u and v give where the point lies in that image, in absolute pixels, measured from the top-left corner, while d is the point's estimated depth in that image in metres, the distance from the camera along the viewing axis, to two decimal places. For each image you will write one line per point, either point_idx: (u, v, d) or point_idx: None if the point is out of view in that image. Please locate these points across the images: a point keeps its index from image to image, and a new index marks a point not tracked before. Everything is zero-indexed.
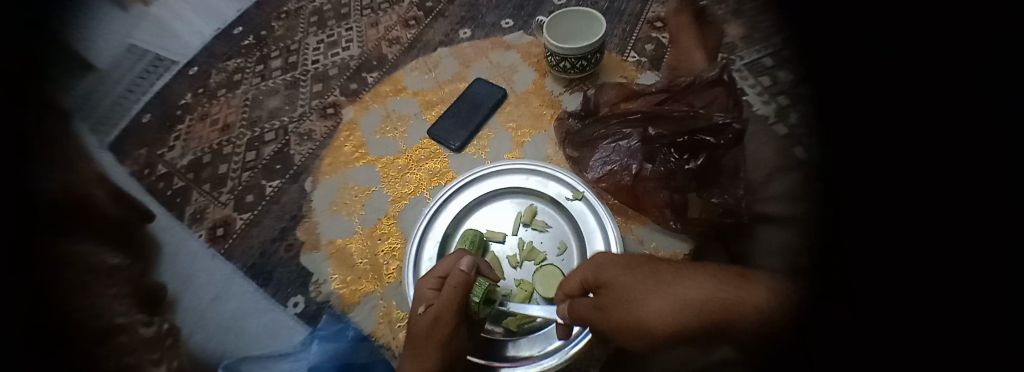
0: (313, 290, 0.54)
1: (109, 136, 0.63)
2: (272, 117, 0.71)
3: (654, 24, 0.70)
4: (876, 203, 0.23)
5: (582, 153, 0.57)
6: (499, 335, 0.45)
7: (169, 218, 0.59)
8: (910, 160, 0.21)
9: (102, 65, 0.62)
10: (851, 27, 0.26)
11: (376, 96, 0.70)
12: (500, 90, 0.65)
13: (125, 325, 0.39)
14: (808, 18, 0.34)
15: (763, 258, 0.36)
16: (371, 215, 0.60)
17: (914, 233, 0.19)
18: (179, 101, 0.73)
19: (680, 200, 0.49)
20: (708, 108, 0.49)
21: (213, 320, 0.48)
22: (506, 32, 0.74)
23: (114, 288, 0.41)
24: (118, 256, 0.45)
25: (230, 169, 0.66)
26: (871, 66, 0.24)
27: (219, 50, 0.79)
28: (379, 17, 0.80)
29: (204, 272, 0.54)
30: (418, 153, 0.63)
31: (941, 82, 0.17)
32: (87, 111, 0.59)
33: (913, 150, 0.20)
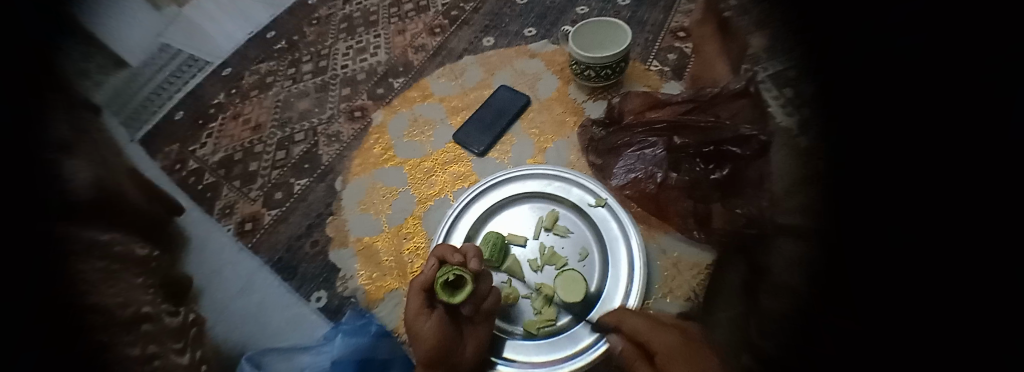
0: (340, 286, 0.57)
1: (140, 131, 0.64)
2: (302, 119, 0.74)
3: (677, 34, 0.70)
4: (878, 210, 0.23)
5: (605, 160, 0.58)
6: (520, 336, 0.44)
7: (198, 211, 0.59)
8: (934, 159, 0.20)
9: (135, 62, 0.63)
10: (872, 25, 0.27)
11: (404, 100, 0.73)
12: (524, 97, 0.67)
13: (152, 314, 0.36)
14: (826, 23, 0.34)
15: (779, 270, 0.31)
16: (396, 214, 0.62)
17: (932, 237, 0.19)
18: (212, 100, 0.77)
19: (703, 210, 0.48)
20: (734, 119, 0.48)
21: (236, 312, 0.46)
22: (528, 40, 0.75)
23: (142, 278, 0.38)
24: (148, 246, 0.43)
25: (261, 166, 0.69)
26: (892, 69, 0.24)
27: (252, 53, 0.84)
28: (406, 24, 0.83)
29: (230, 264, 0.53)
30: (442, 156, 0.65)
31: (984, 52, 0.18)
32: (117, 105, 0.60)
33: (936, 142, 0.20)
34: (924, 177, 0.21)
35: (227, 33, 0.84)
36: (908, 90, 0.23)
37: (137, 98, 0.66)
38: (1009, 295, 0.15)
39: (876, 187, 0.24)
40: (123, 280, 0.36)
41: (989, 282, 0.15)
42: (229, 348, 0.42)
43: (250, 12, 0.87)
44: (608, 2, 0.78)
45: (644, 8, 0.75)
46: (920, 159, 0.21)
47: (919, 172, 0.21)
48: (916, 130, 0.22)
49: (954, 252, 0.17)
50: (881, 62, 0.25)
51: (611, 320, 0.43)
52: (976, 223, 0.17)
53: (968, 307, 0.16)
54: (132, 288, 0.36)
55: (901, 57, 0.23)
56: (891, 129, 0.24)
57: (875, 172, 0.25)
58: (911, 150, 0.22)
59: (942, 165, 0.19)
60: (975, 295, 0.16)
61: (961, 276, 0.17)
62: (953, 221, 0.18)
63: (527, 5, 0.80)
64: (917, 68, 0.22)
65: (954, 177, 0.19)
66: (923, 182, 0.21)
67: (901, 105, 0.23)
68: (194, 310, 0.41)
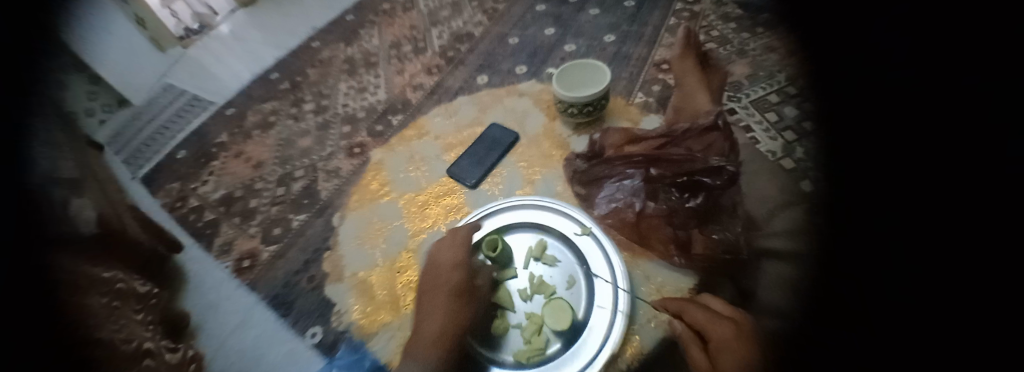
0: (332, 320, 0.56)
1: (142, 169, 0.74)
2: (303, 156, 0.77)
3: (660, 66, 0.76)
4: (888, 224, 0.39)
5: (590, 189, 0.59)
6: (511, 365, 0.44)
7: (199, 249, 0.64)
8: (944, 209, 0.34)
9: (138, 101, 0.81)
10: (899, 70, 0.42)
11: (401, 139, 0.76)
12: (513, 133, 0.70)
13: (151, 349, 0.50)
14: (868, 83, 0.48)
15: (771, 295, 0.43)
16: (392, 247, 0.63)
17: (931, 258, 0.33)
18: (215, 139, 0.80)
19: (683, 237, 0.49)
20: (706, 152, 0.51)
21: (233, 348, 0.53)
22: (519, 78, 0.81)
23: (141, 314, 0.53)
24: (148, 284, 0.57)
25: (261, 203, 0.71)
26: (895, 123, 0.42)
27: (256, 93, 0.88)
28: (405, 65, 0.89)
29: (229, 299, 0.58)
30: (437, 189, 0.67)
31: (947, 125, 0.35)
32: (120, 144, 0.76)
33: (942, 184, 0.35)
34: (930, 213, 0.35)
35: (235, 75, 0.90)
36: (906, 138, 0.40)
37: (138, 139, 0.78)
38: (999, 259, 0.28)
39: (887, 218, 0.40)
40: (126, 316, 0.51)
41: (988, 279, 0.28)
42: None
43: (257, 55, 0.94)
44: (593, 40, 0.84)
45: (628, 44, 0.80)
46: (936, 197, 0.35)
47: (928, 207, 0.35)
48: (931, 184, 0.36)
49: (957, 266, 0.31)
50: (914, 113, 0.39)
51: (599, 345, 0.43)
52: (949, 224, 0.33)
53: (970, 302, 0.29)
54: (133, 324, 0.51)
55: (928, 126, 0.37)
56: (906, 177, 0.39)
57: (892, 197, 0.40)
58: (918, 194, 0.37)
59: (933, 170, 0.36)
60: (969, 266, 0.30)
61: (963, 282, 0.30)
62: (946, 243, 0.32)
63: (519, 44, 0.87)
64: (932, 133, 0.37)
65: (954, 208, 0.33)
66: (936, 228, 0.34)
67: (919, 164, 0.38)
68: (191, 346, 0.53)
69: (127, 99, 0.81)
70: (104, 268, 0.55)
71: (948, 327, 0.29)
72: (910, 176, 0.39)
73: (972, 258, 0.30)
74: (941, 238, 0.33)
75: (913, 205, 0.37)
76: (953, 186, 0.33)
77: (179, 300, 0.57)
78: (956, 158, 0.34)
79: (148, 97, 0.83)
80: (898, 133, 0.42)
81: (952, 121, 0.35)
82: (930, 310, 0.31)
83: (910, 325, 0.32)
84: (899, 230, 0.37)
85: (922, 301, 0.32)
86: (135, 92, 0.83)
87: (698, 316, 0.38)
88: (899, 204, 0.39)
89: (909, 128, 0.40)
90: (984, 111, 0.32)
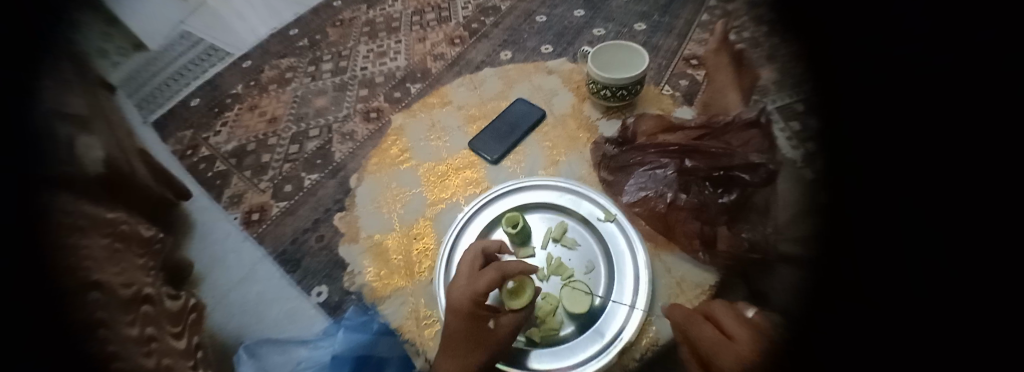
0: (345, 280, 0.56)
1: (154, 113, 0.70)
2: (317, 116, 0.76)
3: (689, 61, 0.73)
4: (890, 188, 0.29)
5: (618, 176, 0.59)
6: (521, 344, 0.44)
7: (206, 199, 0.63)
8: (965, 202, 0.24)
9: (154, 45, 0.73)
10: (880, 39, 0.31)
11: (423, 106, 0.75)
12: (538, 111, 0.68)
13: (152, 296, 0.45)
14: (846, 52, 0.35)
15: (779, 296, 0.36)
16: (408, 214, 0.62)
17: (958, 258, 0.23)
18: (230, 90, 0.79)
19: (710, 233, 0.49)
20: (745, 148, 0.50)
21: (237, 301, 0.50)
22: (545, 57, 0.78)
23: (143, 259, 0.48)
24: (152, 228, 0.52)
25: (273, 159, 0.70)
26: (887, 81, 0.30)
27: (274, 48, 0.87)
28: (427, 33, 0.86)
29: (233, 252, 0.56)
30: (457, 161, 0.66)
31: (970, 103, 0.25)
32: (133, 87, 0.70)
33: (950, 166, 0.25)
34: (950, 202, 0.25)
35: (253, 28, 0.88)
36: (903, 97, 0.29)
37: (153, 82, 0.73)
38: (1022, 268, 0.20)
39: (895, 197, 0.29)
40: (126, 259, 0.46)
41: (996, 301, 0.20)
42: (225, 337, 0.47)
43: (276, 9, 0.92)
44: (623, 26, 0.80)
45: (658, 34, 0.77)
46: (943, 179, 0.25)
47: (942, 194, 0.25)
48: (937, 163, 0.25)
49: (979, 281, 0.21)
50: (899, 89, 0.29)
51: (619, 329, 0.44)
52: (980, 208, 0.23)
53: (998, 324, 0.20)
54: (134, 269, 0.45)
55: (931, 98, 0.27)
56: (901, 144, 0.29)
57: (890, 167, 0.29)
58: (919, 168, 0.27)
59: (944, 146, 0.25)
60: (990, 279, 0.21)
61: (978, 304, 0.21)
62: (978, 240, 0.23)
63: (546, 23, 0.83)
64: (940, 100, 0.26)
65: (970, 192, 0.24)
66: (965, 226, 0.23)
67: (921, 133, 0.27)
68: (194, 295, 0.49)
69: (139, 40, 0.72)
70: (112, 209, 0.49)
71: (964, 342, 0.20)
72: (911, 151, 0.28)
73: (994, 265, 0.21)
74: (975, 240, 0.23)
75: (926, 190, 0.26)
76: (966, 172, 0.24)
77: (181, 250, 0.53)
78: (979, 144, 0.24)
79: (165, 42, 0.75)
80: (895, 91, 0.29)
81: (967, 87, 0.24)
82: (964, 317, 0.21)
83: (917, 322, 0.23)
84: (921, 210, 0.26)
85: (945, 294, 0.23)
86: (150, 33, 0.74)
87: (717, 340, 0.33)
88: (909, 187, 0.27)
89: (910, 90, 0.28)
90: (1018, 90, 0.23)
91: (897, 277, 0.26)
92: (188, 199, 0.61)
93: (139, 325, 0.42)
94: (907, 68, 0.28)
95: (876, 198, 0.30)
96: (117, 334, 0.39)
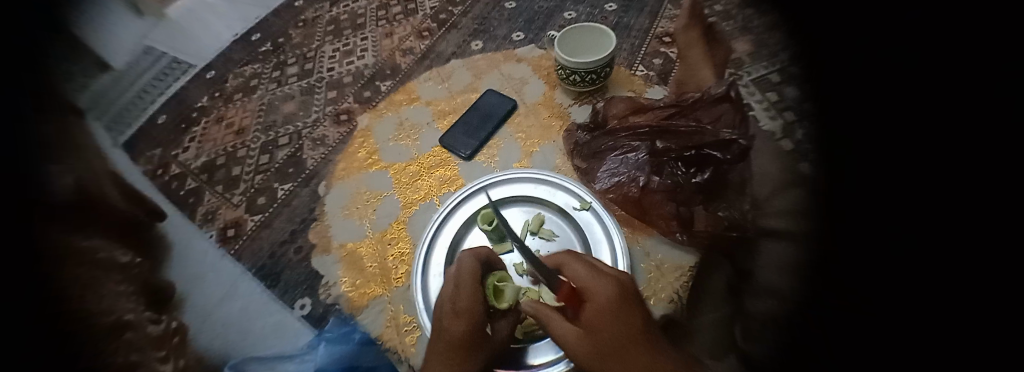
0: (321, 293, 0.56)
1: (123, 135, 0.64)
2: (286, 122, 0.73)
3: (663, 39, 0.71)
4: (892, 195, 0.30)
5: (590, 163, 0.58)
6: (520, 342, 0.44)
7: (179, 216, 0.58)
8: (949, 208, 0.25)
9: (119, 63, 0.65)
10: (873, 38, 0.34)
11: (390, 104, 0.72)
12: (510, 101, 0.67)
13: (133, 322, 0.38)
14: (845, 47, 0.39)
15: (769, 274, 0.38)
16: (381, 220, 0.61)
17: (931, 245, 0.25)
18: (195, 103, 0.74)
19: (686, 214, 0.49)
20: (716, 124, 0.49)
21: (225, 317, 0.46)
22: (516, 44, 0.76)
23: (124, 284, 0.41)
24: (130, 253, 0.45)
25: (243, 171, 0.68)
26: (891, 77, 0.32)
27: (236, 56, 0.82)
28: (394, 28, 0.83)
29: (213, 271, 0.53)
30: (428, 160, 0.65)
31: (965, 87, 0.25)
32: (103, 107, 0.61)
33: (948, 166, 0.26)
34: (943, 211, 0.25)
35: (215, 35, 0.84)
36: (914, 99, 0.30)
37: (120, 101, 0.65)
38: (1020, 301, 0.19)
39: (886, 217, 0.30)
40: (104, 287, 0.39)
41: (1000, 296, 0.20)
42: (211, 357, 0.42)
43: (239, 14, 0.88)
44: (594, 7, 0.79)
45: (629, 14, 0.76)
46: (937, 185, 0.26)
47: (937, 203, 0.26)
48: (940, 166, 0.26)
49: (976, 275, 0.22)
50: (908, 85, 0.30)
51: None
52: (972, 218, 0.23)
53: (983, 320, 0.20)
54: (116, 295, 0.39)
55: (932, 98, 0.28)
56: (900, 143, 0.30)
57: (891, 163, 0.31)
58: (921, 169, 0.28)
59: (942, 144, 0.27)
60: (980, 269, 0.21)
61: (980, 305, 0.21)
62: (959, 236, 0.23)
63: (515, 9, 0.81)
64: (943, 100, 0.27)
65: (951, 194, 0.25)
66: (946, 226, 0.24)
67: (926, 135, 0.28)
68: (176, 317, 0.42)
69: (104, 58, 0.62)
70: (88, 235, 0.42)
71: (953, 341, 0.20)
72: (914, 143, 0.29)
73: (974, 273, 0.22)
74: (956, 238, 0.24)
75: (924, 198, 0.27)
76: (965, 176, 0.25)
77: (164, 270, 0.47)
78: (975, 146, 0.24)
79: (127, 60, 0.66)
80: (909, 82, 0.30)
81: (961, 83, 0.25)
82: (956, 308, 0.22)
83: (909, 319, 0.24)
84: (912, 229, 0.27)
85: (934, 283, 0.24)
86: (116, 51, 0.64)
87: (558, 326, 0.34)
88: (907, 190, 0.29)
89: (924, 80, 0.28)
90: (1001, 90, 0.23)
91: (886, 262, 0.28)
92: (163, 220, 0.55)
93: (128, 350, 0.35)
94: (898, 64, 0.31)
95: (871, 201, 0.31)
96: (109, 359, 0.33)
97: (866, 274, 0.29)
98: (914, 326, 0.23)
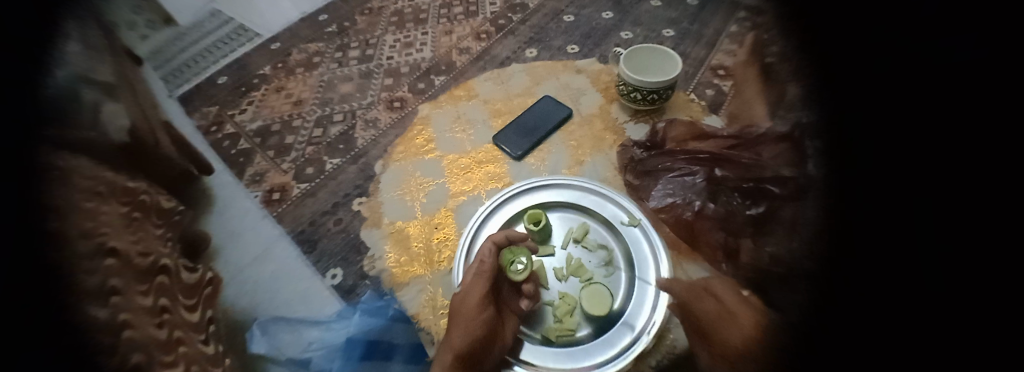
0: (365, 264, 0.58)
1: (180, 88, 0.72)
2: (343, 101, 0.77)
3: (716, 71, 0.71)
4: (885, 168, 0.24)
5: (643, 181, 0.58)
6: (537, 341, 0.44)
7: (227, 174, 0.62)
8: (958, 184, 0.19)
9: (183, 21, 0.76)
10: (888, 23, 0.24)
11: (449, 97, 0.75)
12: (566, 110, 0.68)
13: (167, 266, 0.41)
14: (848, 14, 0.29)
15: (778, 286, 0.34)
16: (430, 204, 0.63)
17: (952, 246, 0.19)
18: (258, 71, 0.81)
19: (733, 245, 0.42)
20: (775, 161, 0.43)
21: (250, 279, 0.49)
22: (571, 56, 0.78)
23: (162, 230, 0.44)
24: (173, 200, 0.49)
25: (296, 141, 0.72)
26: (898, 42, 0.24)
27: (303, 33, 0.88)
28: (453, 26, 0.87)
29: (253, 231, 0.56)
30: (480, 155, 0.67)
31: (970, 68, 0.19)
32: (160, 62, 0.71)
33: (947, 138, 0.20)
34: (955, 185, 0.19)
35: (283, 12, 0.90)
36: (910, 57, 0.23)
37: (179, 58, 0.75)
38: (1019, 334, 0.15)
39: (891, 189, 0.23)
40: (147, 229, 0.42)
41: (992, 326, 0.17)
42: (236, 312, 0.45)
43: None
44: (652, 30, 0.79)
45: (687, 42, 0.76)
46: (933, 159, 0.21)
47: (946, 176, 0.20)
48: (935, 139, 0.21)
49: (974, 305, 0.17)
50: (909, 50, 0.23)
51: (634, 337, 0.44)
52: (983, 205, 0.18)
53: (972, 350, 0.17)
54: (152, 239, 0.42)
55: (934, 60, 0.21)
56: (898, 105, 0.24)
57: (880, 132, 0.25)
58: (911, 138, 0.23)
59: (942, 109, 0.21)
60: (976, 304, 0.17)
61: (969, 330, 0.17)
62: (972, 230, 0.18)
63: (573, 23, 0.83)
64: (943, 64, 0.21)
65: (949, 168, 0.20)
66: (950, 202, 0.19)
67: (925, 98, 0.22)
68: (210, 268, 0.46)
69: (168, 15, 0.73)
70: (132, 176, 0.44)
71: (940, 361, 0.17)
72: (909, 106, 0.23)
73: (977, 291, 0.17)
74: (968, 225, 0.18)
75: (926, 173, 0.21)
76: (961, 149, 0.20)
77: (200, 223, 0.50)
78: (980, 120, 0.19)
79: (193, 21, 0.78)
80: (898, 75, 0.24)
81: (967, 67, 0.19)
82: (939, 326, 0.18)
83: (908, 334, 0.20)
84: (923, 210, 0.21)
85: (944, 310, 0.18)
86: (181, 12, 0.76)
87: (696, 304, 0.40)
88: (897, 165, 0.23)
89: (915, 74, 0.23)
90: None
91: (887, 268, 0.23)
92: (210, 174, 0.60)
93: (152, 295, 0.37)
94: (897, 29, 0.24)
95: (872, 176, 0.25)
96: (129, 305, 0.35)
97: (862, 274, 0.24)
98: (897, 343, 0.20)
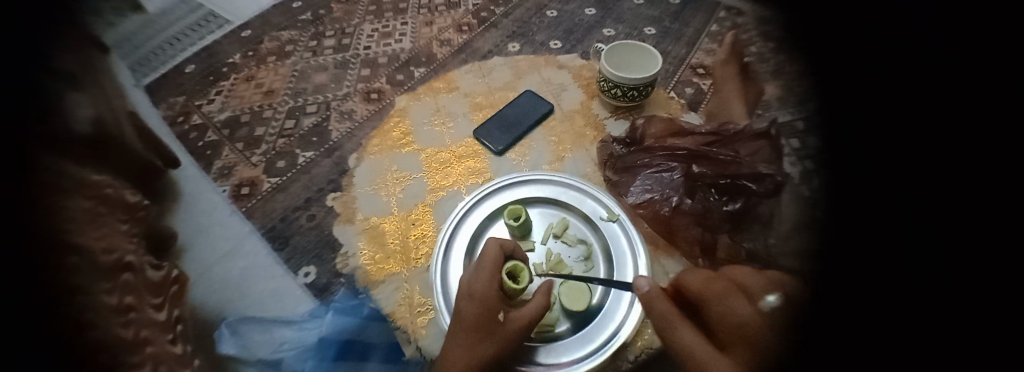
0: (337, 262, 0.55)
1: (147, 77, 0.67)
2: (317, 92, 0.74)
3: (697, 70, 0.72)
4: (909, 181, 0.28)
5: (622, 177, 0.59)
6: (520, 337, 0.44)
7: (196, 168, 0.59)
8: (968, 187, 0.24)
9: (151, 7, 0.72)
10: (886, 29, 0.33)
11: (429, 90, 0.73)
12: (547, 105, 0.68)
13: (133, 264, 0.39)
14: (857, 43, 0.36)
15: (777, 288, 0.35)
16: (407, 200, 0.61)
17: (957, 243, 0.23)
18: (227, 59, 0.76)
19: (709, 239, 0.48)
20: (753, 158, 0.50)
21: (218, 277, 0.46)
22: (553, 52, 0.77)
23: (128, 225, 0.42)
24: (139, 195, 0.47)
25: (267, 133, 0.68)
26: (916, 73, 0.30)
27: (275, 20, 0.84)
28: (435, 17, 0.84)
29: (219, 225, 0.52)
30: (461, 149, 0.65)
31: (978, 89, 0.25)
32: (127, 49, 0.67)
33: (959, 152, 0.25)
34: (961, 189, 0.24)
35: None
36: (921, 88, 0.29)
37: (147, 45, 0.70)
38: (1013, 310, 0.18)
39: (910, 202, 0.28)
40: (108, 223, 0.40)
41: (990, 310, 0.19)
42: (206, 311, 0.43)
43: None
44: (633, 29, 0.80)
45: (667, 40, 0.77)
46: (948, 168, 0.25)
47: (955, 183, 0.25)
48: (947, 156, 0.26)
49: (980, 291, 0.20)
50: (919, 82, 0.29)
51: (612, 331, 0.44)
52: (986, 203, 0.23)
53: (968, 325, 0.20)
54: (115, 233, 0.40)
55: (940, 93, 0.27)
56: (912, 130, 0.30)
57: (904, 154, 0.30)
58: (932, 155, 0.27)
59: (953, 130, 0.26)
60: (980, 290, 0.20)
61: (967, 316, 0.20)
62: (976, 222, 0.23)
63: (556, 18, 0.83)
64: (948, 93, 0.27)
65: (964, 174, 0.24)
66: (958, 209, 0.24)
67: (935, 125, 0.28)
68: (177, 266, 0.44)
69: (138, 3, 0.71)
70: (95, 169, 0.43)
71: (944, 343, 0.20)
72: (926, 129, 0.28)
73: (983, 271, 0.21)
74: (967, 226, 0.23)
75: (939, 184, 0.26)
76: (969, 160, 0.24)
77: (169, 218, 0.48)
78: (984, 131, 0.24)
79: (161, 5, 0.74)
80: (904, 85, 0.31)
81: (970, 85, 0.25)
82: (945, 311, 0.22)
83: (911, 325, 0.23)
84: (929, 219, 0.26)
85: (948, 304, 0.22)
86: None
87: (716, 306, 0.34)
88: (921, 179, 0.27)
89: (923, 81, 0.29)
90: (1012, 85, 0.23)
91: (899, 269, 0.26)
92: (176, 168, 0.57)
93: (117, 293, 0.36)
94: (924, 58, 0.29)
95: (891, 190, 0.30)
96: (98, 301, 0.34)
97: (871, 270, 0.29)
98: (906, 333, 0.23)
